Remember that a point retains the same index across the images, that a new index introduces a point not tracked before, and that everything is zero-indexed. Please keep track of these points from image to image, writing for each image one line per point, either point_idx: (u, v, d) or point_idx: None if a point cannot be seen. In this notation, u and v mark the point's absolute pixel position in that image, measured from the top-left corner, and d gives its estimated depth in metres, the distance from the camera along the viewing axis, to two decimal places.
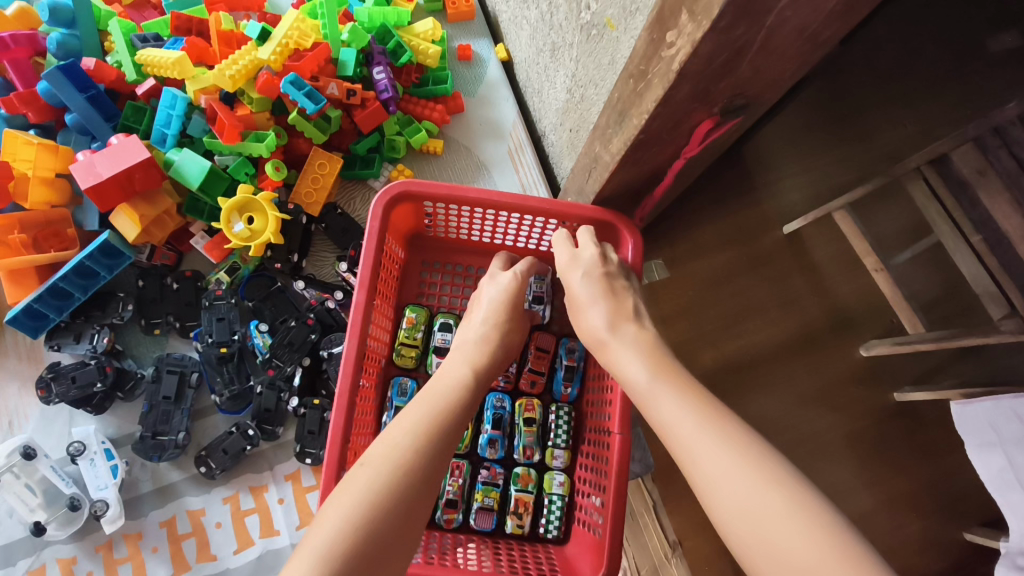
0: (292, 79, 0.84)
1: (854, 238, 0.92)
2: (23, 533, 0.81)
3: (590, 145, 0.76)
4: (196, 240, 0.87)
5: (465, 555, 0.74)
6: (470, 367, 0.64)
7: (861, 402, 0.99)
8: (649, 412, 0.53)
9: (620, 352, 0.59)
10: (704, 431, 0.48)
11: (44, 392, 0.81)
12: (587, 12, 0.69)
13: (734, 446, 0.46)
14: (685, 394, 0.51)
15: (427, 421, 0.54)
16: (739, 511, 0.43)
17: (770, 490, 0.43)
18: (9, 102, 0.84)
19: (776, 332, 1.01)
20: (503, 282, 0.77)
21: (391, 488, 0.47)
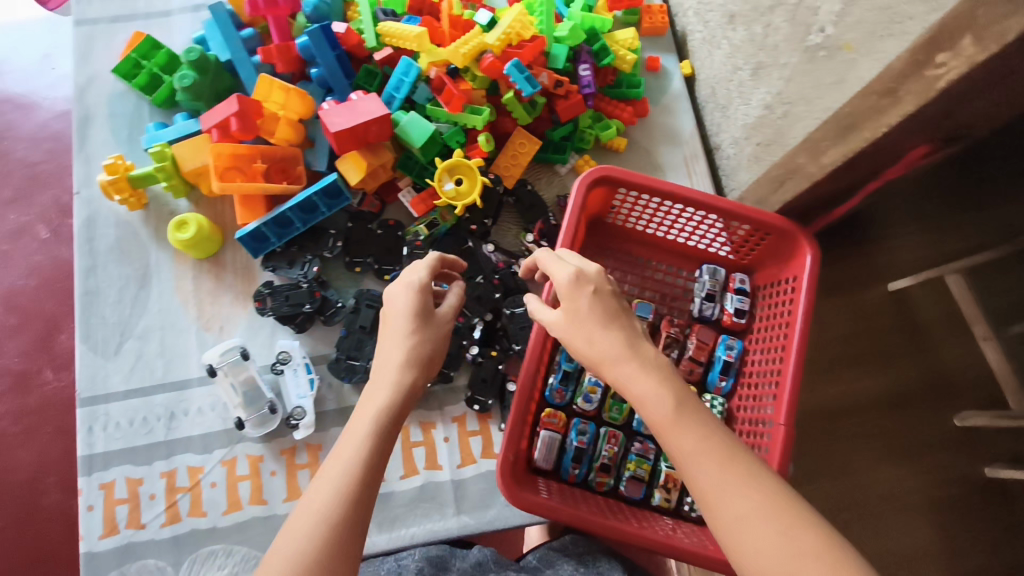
0: (516, 63, 0.92)
1: (965, 304, 1.00)
2: (220, 426, 0.92)
3: (791, 156, 0.82)
4: (403, 194, 0.97)
5: (591, 496, 0.87)
6: (388, 391, 0.63)
7: (954, 466, 1.01)
8: (669, 442, 0.54)
9: (633, 380, 0.56)
10: (729, 478, 0.51)
11: (261, 304, 0.92)
12: (818, 35, 0.76)
13: (762, 501, 0.49)
14: (710, 431, 0.53)
15: (363, 447, 0.57)
16: (761, 561, 0.47)
17: (808, 554, 0.46)
18: (269, 51, 0.96)
19: (918, 368, 1.05)
20: (405, 289, 0.70)
21: (343, 519, 0.53)
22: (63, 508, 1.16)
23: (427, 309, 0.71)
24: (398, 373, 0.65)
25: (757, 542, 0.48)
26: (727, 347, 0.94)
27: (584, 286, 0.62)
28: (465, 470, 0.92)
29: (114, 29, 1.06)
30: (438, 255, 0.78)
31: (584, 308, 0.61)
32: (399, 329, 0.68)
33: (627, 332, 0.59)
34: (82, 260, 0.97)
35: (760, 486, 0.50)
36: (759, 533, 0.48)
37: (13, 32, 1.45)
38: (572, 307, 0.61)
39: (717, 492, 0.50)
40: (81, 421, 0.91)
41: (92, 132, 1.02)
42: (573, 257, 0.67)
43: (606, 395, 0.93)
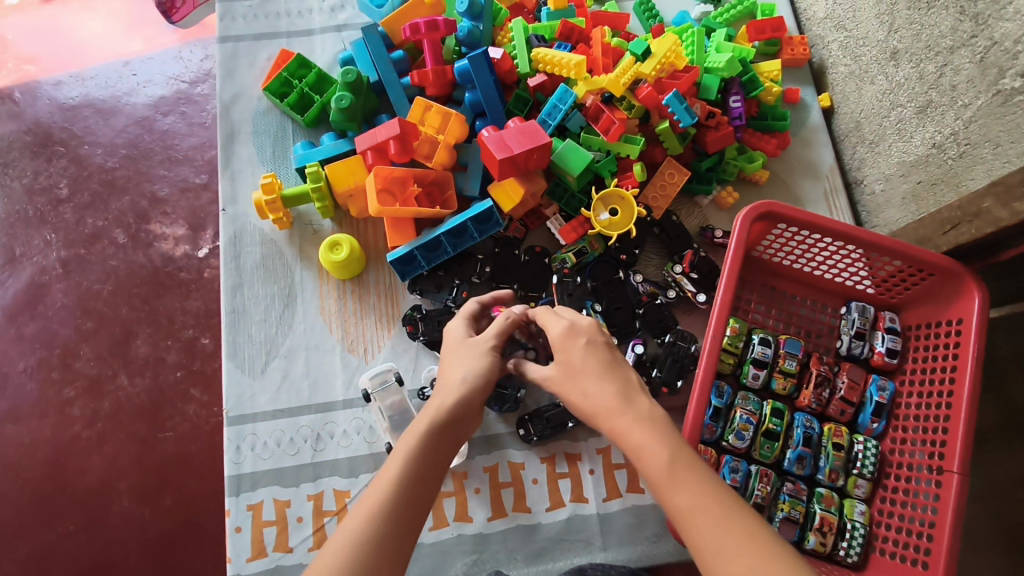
0: (676, 93, 0.93)
1: None
2: (366, 450, 0.90)
3: (973, 199, 0.81)
4: (553, 222, 0.96)
5: None
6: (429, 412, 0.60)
7: None
8: (666, 495, 0.51)
9: (635, 442, 0.54)
10: (729, 540, 0.47)
11: (411, 328, 0.92)
12: (1015, 79, 0.75)
13: (764, 553, 0.46)
14: (707, 486, 0.50)
15: (398, 464, 0.55)
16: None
17: None
18: (425, 75, 0.97)
19: None
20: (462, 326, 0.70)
21: (376, 537, 0.50)
22: (131, 515, 1.13)
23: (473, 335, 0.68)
24: (463, 397, 0.62)
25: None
26: (879, 388, 0.92)
27: (594, 341, 0.61)
28: (612, 504, 0.90)
29: (257, 47, 1.09)
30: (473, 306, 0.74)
31: (588, 355, 0.60)
32: (468, 363, 0.65)
33: (624, 385, 0.58)
34: (229, 276, 0.97)
35: (760, 549, 0.46)
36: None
37: (98, 35, 1.41)
38: (575, 352, 0.61)
39: (717, 548, 0.47)
40: (229, 440, 0.90)
41: (237, 149, 1.03)
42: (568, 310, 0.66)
43: (758, 433, 0.90)
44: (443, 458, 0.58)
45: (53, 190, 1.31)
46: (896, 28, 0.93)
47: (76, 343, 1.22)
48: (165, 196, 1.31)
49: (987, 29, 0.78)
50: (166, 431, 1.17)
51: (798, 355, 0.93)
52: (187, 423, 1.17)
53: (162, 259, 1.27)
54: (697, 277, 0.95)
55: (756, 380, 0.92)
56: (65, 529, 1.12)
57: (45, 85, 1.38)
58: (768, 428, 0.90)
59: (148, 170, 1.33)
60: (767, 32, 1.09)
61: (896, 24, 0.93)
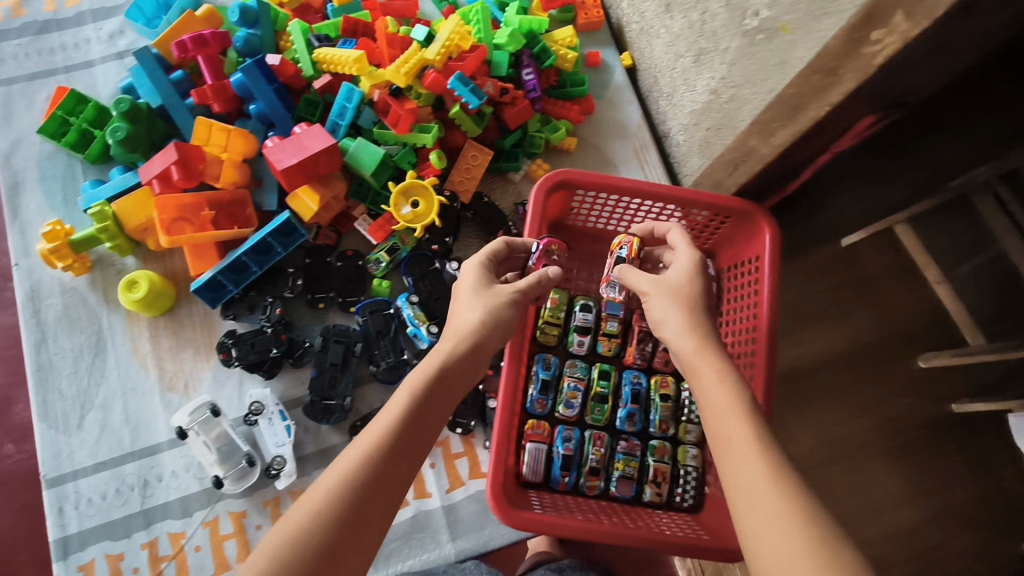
0: (459, 76, 0.91)
1: (916, 251, 1.06)
2: (199, 487, 0.88)
3: (742, 140, 0.83)
4: (360, 223, 0.94)
5: (585, 505, 0.86)
6: (435, 363, 0.60)
7: (921, 412, 1.04)
8: (707, 395, 0.60)
9: (683, 338, 0.65)
10: (752, 446, 0.53)
11: (225, 355, 0.88)
12: (754, 19, 0.76)
13: (757, 450, 0.53)
14: (726, 381, 0.60)
15: (408, 403, 0.55)
16: (758, 517, 0.49)
17: (781, 497, 0.49)
18: (203, 93, 0.92)
19: (853, 331, 1.08)
20: (470, 269, 0.71)
21: (369, 472, 0.49)
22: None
23: (493, 286, 0.69)
24: (471, 342, 0.63)
25: (762, 500, 0.49)
26: None
27: (694, 274, 0.73)
28: (455, 494, 0.90)
29: (33, 87, 1.02)
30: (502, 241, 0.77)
31: (673, 276, 0.73)
32: (466, 313, 0.66)
33: (699, 319, 0.67)
34: (30, 334, 0.92)
35: (779, 459, 0.52)
36: (765, 493, 0.49)
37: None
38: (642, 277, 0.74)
39: (728, 438, 0.55)
40: (49, 504, 0.86)
41: (24, 198, 0.97)
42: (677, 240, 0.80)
43: (587, 398, 0.92)
44: (443, 402, 0.58)
45: None
46: None
47: None
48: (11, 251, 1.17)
49: None
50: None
51: (619, 316, 0.95)
52: None
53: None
54: None
55: (581, 346, 0.94)
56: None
57: None
58: (597, 391, 0.92)
59: None
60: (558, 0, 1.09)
61: None
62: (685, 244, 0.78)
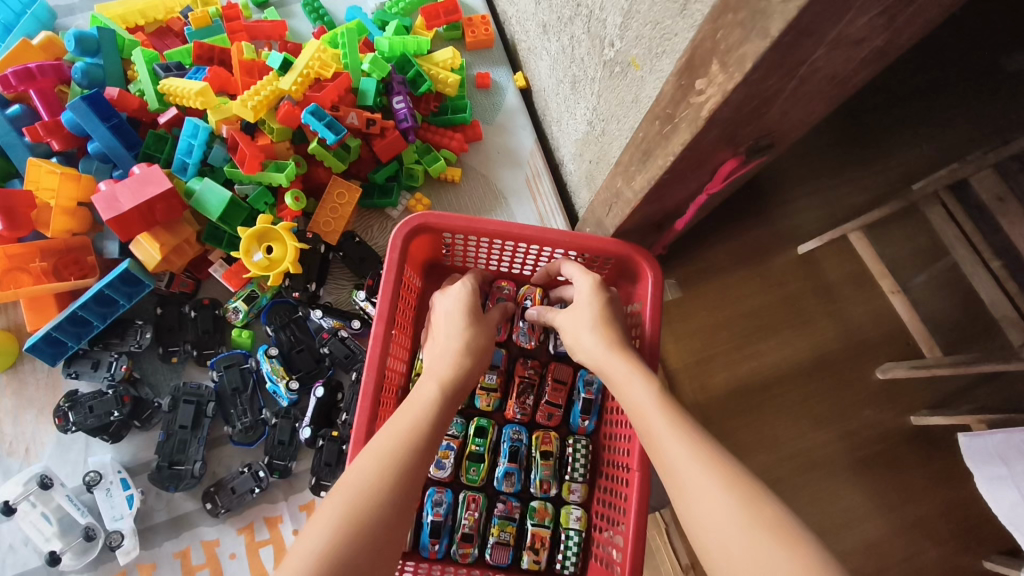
0: (313, 109, 0.84)
1: (871, 260, 0.99)
2: (38, 562, 0.81)
3: (611, 180, 0.75)
4: (214, 268, 0.87)
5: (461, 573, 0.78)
6: (437, 384, 0.62)
7: (873, 426, 1.02)
8: (627, 394, 0.59)
9: (602, 350, 0.64)
10: (676, 434, 0.53)
11: (61, 421, 0.82)
12: (610, 49, 0.69)
13: (689, 435, 0.52)
14: (652, 380, 0.59)
15: (412, 420, 0.56)
16: (693, 503, 0.48)
17: (715, 475, 0.48)
18: (34, 132, 0.85)
19: (797, 350, 1.03)
20: (455, 293, 0.74)
21: (366, 509, 0.47)
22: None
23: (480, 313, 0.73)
24: (455, 368, 0.64)
25: (693, 485, 0.49)
26: (586, 383, 0.87)
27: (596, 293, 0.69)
28: None
29: None
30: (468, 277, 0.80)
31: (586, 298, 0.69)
32: (446, 344, 0.68)
33: (622, 335, 0.66)
34: None
35: (701, 438, 0.52)
36: (692, 477, 0.49)
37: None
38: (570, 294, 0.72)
39: (651, 435, 0.54)
40: None
41: None
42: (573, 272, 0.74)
43: (462, 456, 0.85)
44: (446, 415, 0.60)
45: None
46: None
47: None
48: None
49: None
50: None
51: (500, 366, 0.88)
52: None
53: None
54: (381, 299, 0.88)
55: None
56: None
57: None
58: (473, 449, 0.85)
59: None
60: (441, 17, 1.01)
61: None
62: (578, 271, 0.73)
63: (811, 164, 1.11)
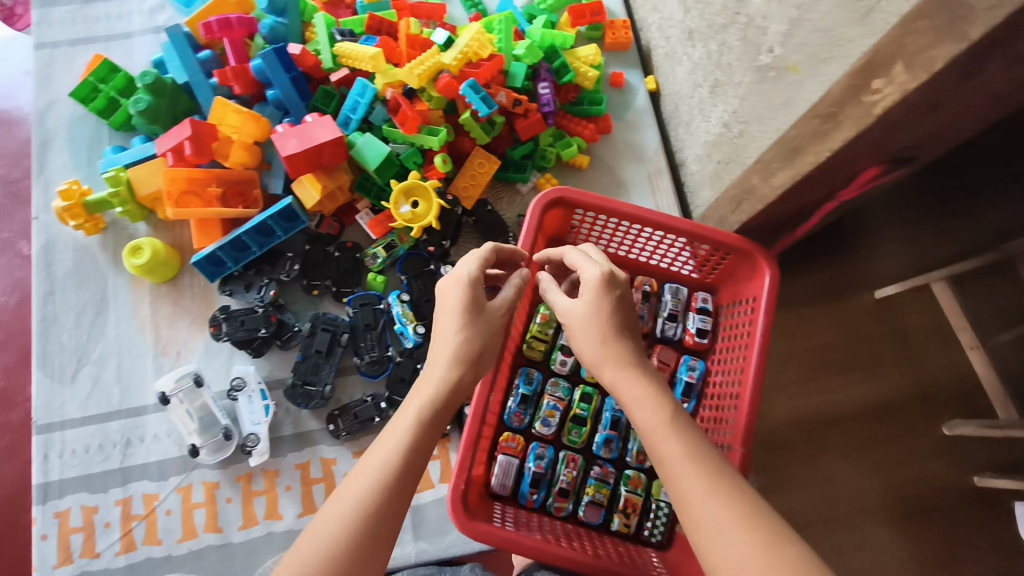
0: (471, 84, 0.92)
1: (953, 313, 1.08)
2: (177, 453, 0.91)
3: (746, 178, 0.81)
4: (361, 216, 0.95)
5: (554, 524, 0.85)
6: (415, 412, 0.58)
7: (956, 469, 1.04)
8: (636, 417, 0.58)
9: (610, 367, 0.61)
10: (688, 464, 0.53)
11: (215, 329, 0.91)
12: (767, 55, 0.75)
13: (701, 471, 0.52)
14: (660, 404, 0.58)
15: (396, 446, 0.55)
16: (706, 537, 0.49)
17: (730, 512, 0.49)
18: (224, 74, 0.95)
19: (887, 386, 1.08)
20: (464, 282, 0.66)
21: None
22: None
23: (484, 304, 0.67)
24: (439, 389, 0.60)
25: (709, 519, 0.50)
26: (689, 367, 0.93)
27: (606, 298, 0.65)
28: (425, 495, 0.92)
29: (74, 52, 1.07)
30: (485, 246, 0.71)
31: (601, 304, 0.65)
32: (440, 353, 0.63)
33: (632, 349, 0.63)
34: (40, 285, 0.96)
35: (717, 472, 0.53)
36: (709, 511, 0.50)
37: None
38: (585, 296, 0.66)
39: (667, 463, 0.54)
40: (36, 449, 0.90)
41: (52, 156, 1.02)
42: (588, 259, 0.71)
43: (565, 418, 0.91)
44: (426, 448, 0.57)
45: None
46: (689, 8, 0.91)
47: None
48: None
49: (743, 6, 0.77)
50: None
51: None
52: None
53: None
54: None
55: (564, 366, 0.93)
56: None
57: None
58: (577, 412, 0.91)
59: None
60: (587, 17, 1.08)
61: (688, 4, 0.91)
62: (585, 260, 0.70)
63: (931, 202, 1.12)
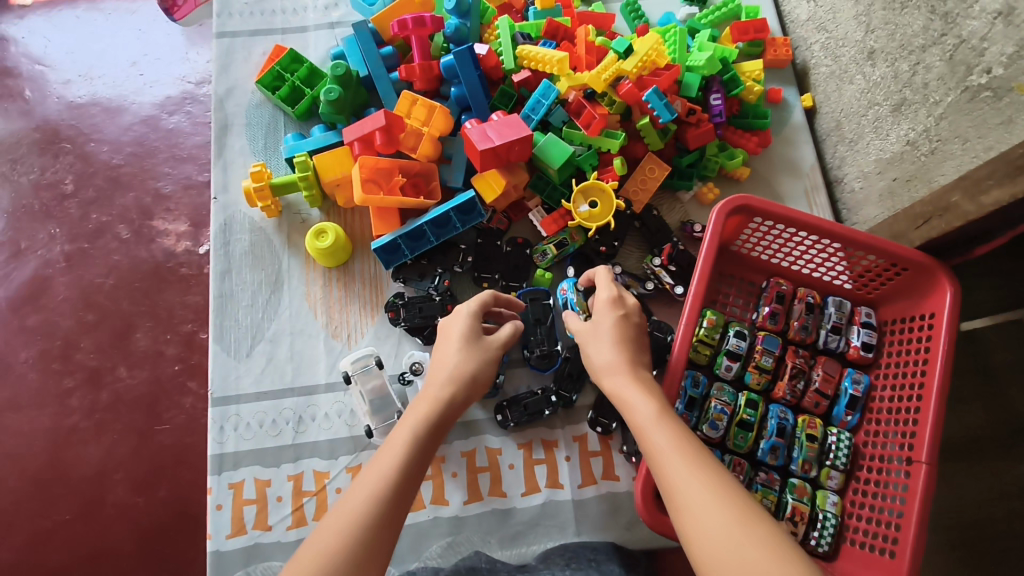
0: (656, 90, 0.94)
1: None
2: (347, 434, 0.92)
3: (943, 194, 0.82)
4: (534, 214, 0.98)
5: None
6: (417, 419, 0.66)
7: None
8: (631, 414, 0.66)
9: (606, 363, 0.71)
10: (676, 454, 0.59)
11: (394, 314, 0.93)
12: (982, 76, 0.77)
13: (681, 452, 0.59)
14: (648, 398, 0.66)
15: (394, 468, 0.61)
16: (690, 516, 0.54)
17: (702, 483, 0.56)
18: (411, 69, 1.00)
19: None
20: (467, 316, 0.77)
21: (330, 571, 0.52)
22: (127, 505, 1.16)
23: (484, 333, 0.77)
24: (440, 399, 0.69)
25: (691, 500, 0.55)
26: (854, 381, 0.93)
27: (611, 312, 0.75)
28: (587, 491, 0.91)
29: (252, 42, 1.12)
30: (483, 299, 0.79)
31: (618, 324, 0.74)
32: (446, 362, 0.73)
33: (631, 356, 0.71)
34: (218, 262, 1.00)
35: (694, 451, 0.59)
36: (692, 493, 0.55)
37: (104, 39, 1.47)
38: (606, 319, 0.75)
39: (658, 448, 0.60)
40: (213, 421, 0.92)
41: (230, 140, 1.06)
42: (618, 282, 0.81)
43: (731, 423, 0.91)
44: (421, 457, 0.64)
45: (58, 185, 1.35)
46: (873, 28, 0.94)
47: (77, 336, 1.26)
48: (168, 193, 1.36)
49: (955, 27, 0.79)
50: (163, 422, 1.20)
51: (775, 351, 0.95)
52: (187, 415, 1.21)
53: (164, 254, 1.31)
54: (676, 269, 0.96)
55: (729, 371, 0.94)
56: (62, 518, 1.15)
57: (55, 84, 1.43)
58: (743, 418, 0.90)
59: (153, 167, 1.37)
60: (750, 34, 1.11)
61: (872, 24, 0.94)
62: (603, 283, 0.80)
63: None
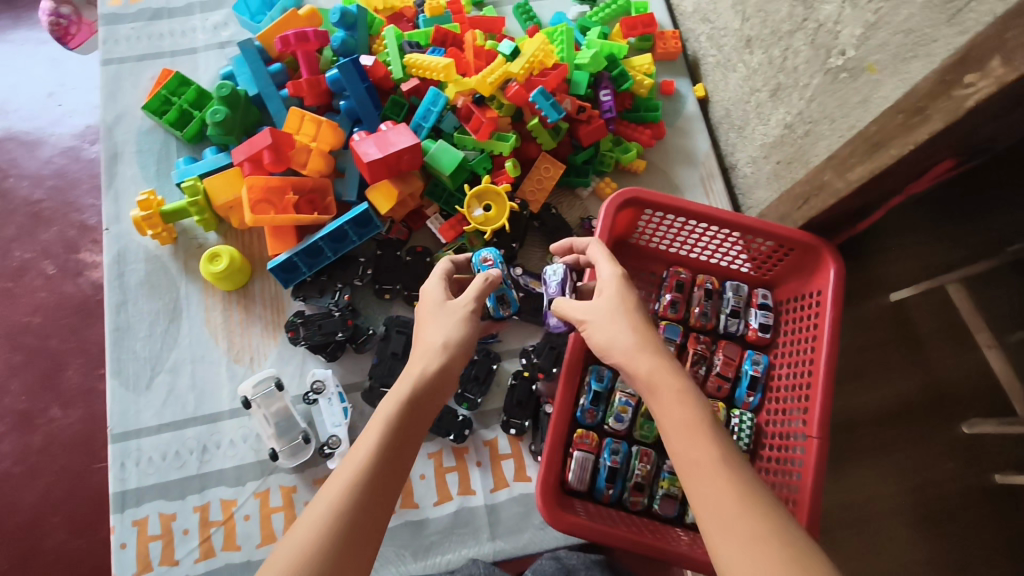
0: (542, 90, 0.95)
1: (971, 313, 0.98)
2: (253, 459, 0.91)
3: (817, 173, 0.84)
4: (432, 221, 0.99)
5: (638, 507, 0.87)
6: (395, 408, 0.58)
7: None
8: (682, 440, 0.53)
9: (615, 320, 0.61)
10: (713, 467, 0.50)
11: (293, 333, 0.92)
12: (840, 57, 0.79)
13: (703, 430, 0.52)
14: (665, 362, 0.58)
15: (360, 473, 0.53)
16: (721, 518, 0.48)
17: (723, 467, 0.50)
18: (298, 85, 0.99)
19: None
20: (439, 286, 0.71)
21: None
22: (68, 548, 1.11)
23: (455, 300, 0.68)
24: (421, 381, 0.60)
25: (718, 496, 0.49)
26: (753, 362, 0.94)
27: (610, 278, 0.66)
28: (499, 494, 0.91)
29: (141, 67, 1.10)
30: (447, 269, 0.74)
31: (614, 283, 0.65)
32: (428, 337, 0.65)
33: (640, 314, 0.62)
34: (113, 295, 0.97)
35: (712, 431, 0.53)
36: (722, 491, 0.49)
37: (18, 71, 1.42)
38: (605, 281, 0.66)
39: (675, 421, 0.54)
40: (113, 458, 0.90)
41: (121, 168, 1.04)
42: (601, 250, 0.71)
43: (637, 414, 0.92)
44: (399, 457, 0.56)
45: None
46: (748, 17, 0.96)
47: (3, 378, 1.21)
48: (94, 224, 1.32)
49: (813, 12, 0.81)
50: (102, 460, 1.17)
51: (676, 340, 0.96)
52: None
53: (93, 287, 1.27)
54: None
55: None
56: None
57: None
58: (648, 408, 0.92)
59: (76, 199, 1.34)
60: (638, 29, 1.12)
61: (746, 13, 0.96)
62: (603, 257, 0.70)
63: None
